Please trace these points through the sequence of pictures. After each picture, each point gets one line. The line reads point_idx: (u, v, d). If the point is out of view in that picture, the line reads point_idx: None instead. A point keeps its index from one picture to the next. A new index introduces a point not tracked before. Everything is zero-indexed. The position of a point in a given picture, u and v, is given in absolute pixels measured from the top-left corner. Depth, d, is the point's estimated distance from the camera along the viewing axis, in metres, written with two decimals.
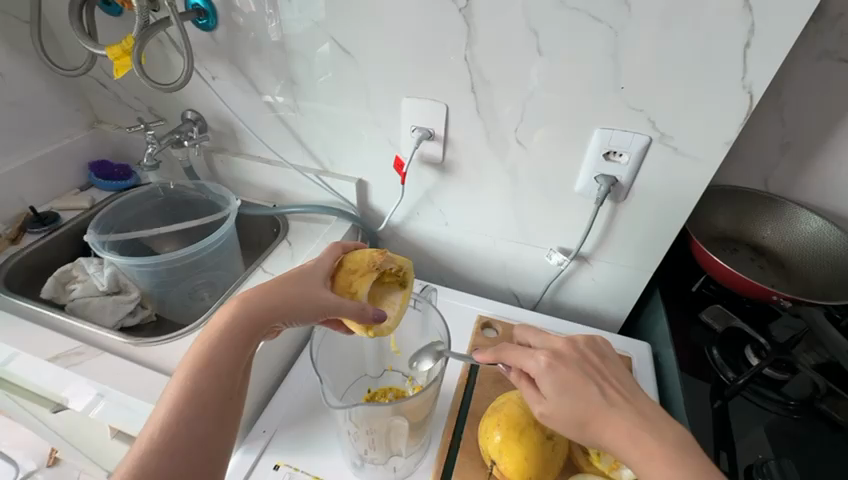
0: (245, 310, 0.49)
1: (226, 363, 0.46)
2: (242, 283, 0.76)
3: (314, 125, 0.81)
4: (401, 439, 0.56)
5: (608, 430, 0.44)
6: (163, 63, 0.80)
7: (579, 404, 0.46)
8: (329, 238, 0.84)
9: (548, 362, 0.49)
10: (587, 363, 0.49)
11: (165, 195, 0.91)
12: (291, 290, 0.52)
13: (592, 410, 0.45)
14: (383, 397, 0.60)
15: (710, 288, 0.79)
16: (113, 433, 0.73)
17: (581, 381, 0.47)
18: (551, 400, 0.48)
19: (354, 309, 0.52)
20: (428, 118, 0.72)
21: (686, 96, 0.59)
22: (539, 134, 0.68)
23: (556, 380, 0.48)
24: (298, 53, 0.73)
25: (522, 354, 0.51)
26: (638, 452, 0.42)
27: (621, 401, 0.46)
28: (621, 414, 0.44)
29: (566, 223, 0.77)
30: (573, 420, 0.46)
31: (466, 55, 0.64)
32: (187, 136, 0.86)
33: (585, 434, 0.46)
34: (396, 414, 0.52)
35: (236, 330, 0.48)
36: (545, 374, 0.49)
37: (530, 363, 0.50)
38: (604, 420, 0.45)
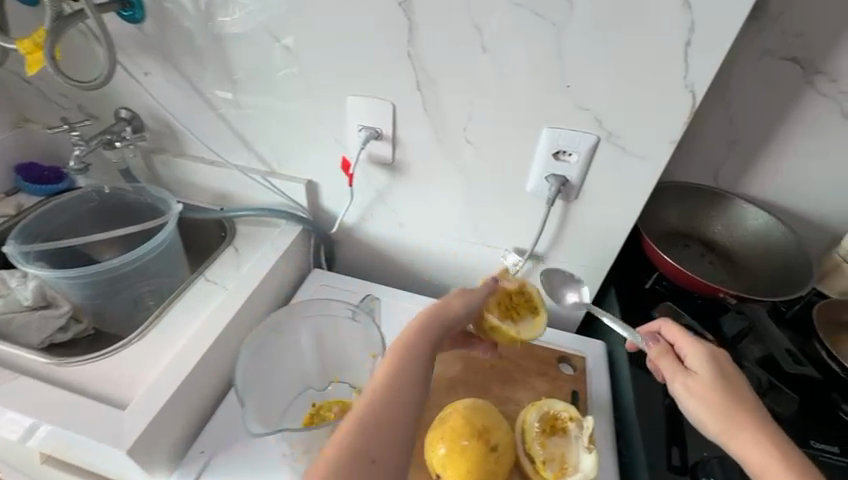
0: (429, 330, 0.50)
1: (406, 389, 0.45)
2: (181, 293, 0.71)
3: (258, 124, 0.77)
4: None
5: (740, 420, 0.47)
6: (87, 57, 0.73)
7: (730, 391, 0.49)
8: (277, 242, 0.80)
9: (714, 353, 0.53)
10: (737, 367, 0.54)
11: (99, 199, 0.85)
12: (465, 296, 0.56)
13: (740, 407, 0.48)
14: (325, 412, 0.57)
15: (663, 285, 0.80)
16: (42, 458, 0.68)
17: (732, 381, 0.50)
18: (695, 375, 0.52)
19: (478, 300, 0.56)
20: (375, 116, 0.69)
21: (629, 94, 0.58)
22: (489, 134, 0.66)
23: (716, 367, 0.52)
24: (235, 48, 0.69)
25: (686, 336, 0.56)
26: (766, 450, 0.45)
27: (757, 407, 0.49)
28: (758, 415, 0.48)
29: (519, 223, 0.76)
30: (711, 399, 0.49)
31: (409, 51, 0.62)
32: (119, 137, 0.80)
33: (728, 421, 0.47)
34: None
35: (420, 350, 0.48)
36: (707, 357, 0.53)
37: (689, 348, 0.55)
38: (748, 424, 0.47)
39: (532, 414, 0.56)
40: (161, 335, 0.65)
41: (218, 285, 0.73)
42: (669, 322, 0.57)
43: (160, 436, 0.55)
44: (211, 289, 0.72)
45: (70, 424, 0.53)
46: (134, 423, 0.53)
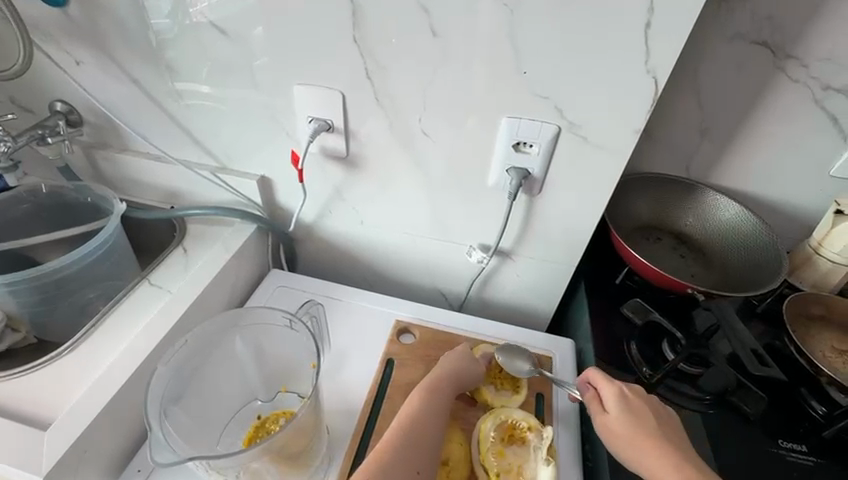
0: (451, 374, 0.57)
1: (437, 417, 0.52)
2: (121, 299, 0.66)
3: (202, 117, 0.72)
4: (280, 473, 0.51)
5: (653, 457, 0.48)
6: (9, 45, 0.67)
7: (642, 430, 0.50)
8: (229, 243, 0.76)
9: (631, 394, 0.55)
10: (658, 404, 0.55)
11: (35, 200, 0.79)
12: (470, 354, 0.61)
13: (648, 436, 0.50)
14: (272, 425, 0.53)
15: (633, 280, 0.77)
16: None
17: (642, 413, 0.52)
18: (612, 416, 0.53)
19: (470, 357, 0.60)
20: (325, 107, 0.65)
21: (589, 81, 0.54)
22: (445, 125, 0.62)
23: (630, 408, 0.53)
24: (171, 35, 0.63)
25: (604, 380, 0.57)
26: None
27: (675, 442, 0.50)
28: (671, 450, 0.48)
29: (483, 218, 0.72)
30: (628, 439, 0.51)
31: (355, 36, 0.57)
32: (52, 132, 0.74)
33: (636, 451, 0.50)
34: (264, 453, 0.47)
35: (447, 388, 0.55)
36: (622, 398, 0.54)
37: (606, 391, 0.55)
38: (653, 451, 0.49)
39: (488, 423, 0.54)
40: (95, 346, 0.60)
41: (162, 290, 0.68)
42: (591, 367, 0.59)
43: (87, 456, 0.51)
44: (154, 294, 0.68)
45: None
46: (55, 445, 0.48)
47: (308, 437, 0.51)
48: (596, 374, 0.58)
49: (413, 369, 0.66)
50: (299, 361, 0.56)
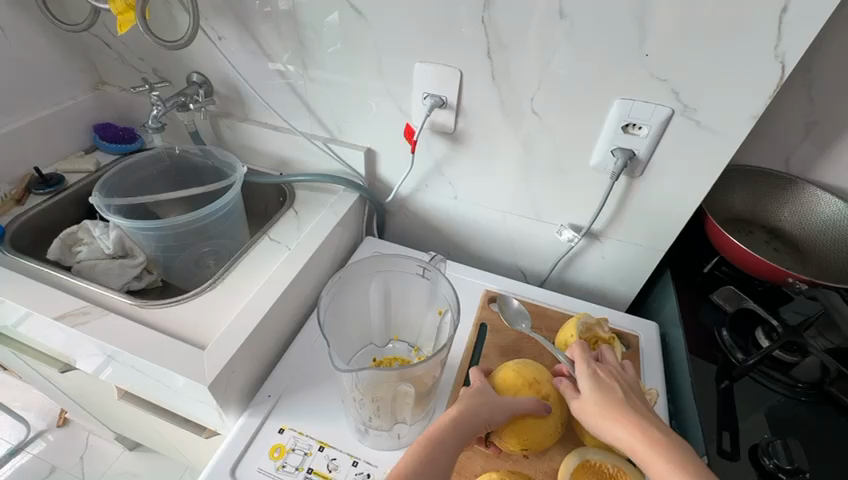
0: (448, 432, 0.48)
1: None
2: (248, 249, 0.75)
3: (322, 91, 0.79)
4: (406, 407, 0.57)
5: (619, 427, 0.48)
6: (168, 21, 0.77)
7: (609, 404, 0.50)
8: (337, 207, 0.82)
9: (600, 371, 0.54)
10: (627, 379, 0.54)
11: (170, 160, 0.90)
12: (481, 402, 0.52)
13: (613, 405, 0.50)
14: (393, 362, 0.62)
15: (722, 271, 0.76)
16: (119, 394, 0.75)
17: (609, 387, 0.52)
18: (584, 395, 0.52)
19: (480, 398, 0.52)
20: (442, 84, 0.69)
21: (713, 65, 0.56)
22: (557, 105, 0.66)
23: (596, 381, 0.53)
24: (308, 15, 0.70)
25: (579, 356, 0.56)
26: (645, 451, 0.46)
27: (642, 411, 0.50)
28: (636, 416, 0.49)
29: (578, 199, 0.75)
30: (598, 411, 0.50)
31: (484, 17, 0.61)
32: (193, 99, 0.84)
33: (605, 419, 0.49)
34: (402, 380, 0.53)
35: (438, 455, 0.47)
36: (595, 376, 0.53)
37: (579, 369, 0.55)
38: (619, 418, 0.49)
39: None
40: (231, 287, 0.69)
41: (281, 246, 0.77)
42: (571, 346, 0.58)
43: (234, 376, 0.59)
44: (275, 248, 0.76)
45: (156, 358, 0.57)
46: (213, 362, 0.57)
47: (433, 377, 0.56)
48: (572, 350, 0.58)
49: (506, 333, 0.70)
50: (420, 313, 0.66)
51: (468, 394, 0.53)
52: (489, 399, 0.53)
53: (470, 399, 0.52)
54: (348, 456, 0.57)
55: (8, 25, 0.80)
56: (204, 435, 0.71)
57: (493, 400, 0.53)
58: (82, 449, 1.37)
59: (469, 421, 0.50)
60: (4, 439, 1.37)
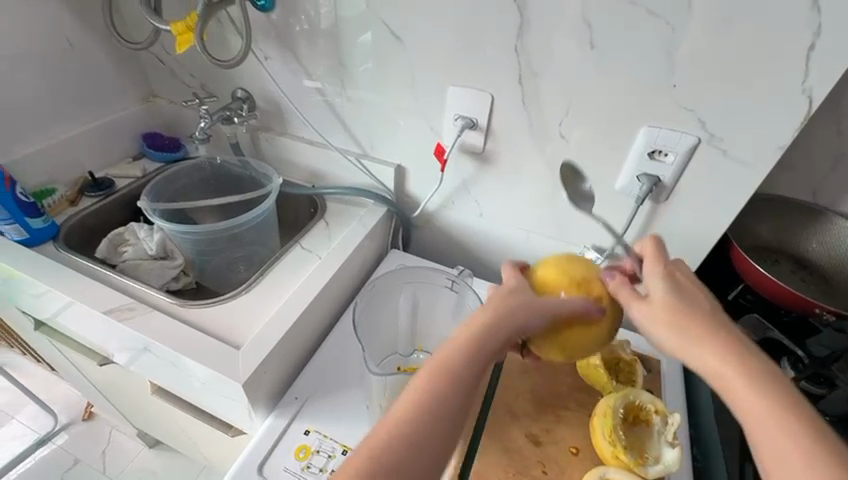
0: (470, 342, 0.43)
1: (441, 405, 0.40)
2: (281, 256, 0.79)
3: (358, 109, 0.83)
4: None
5: (703, 346, 0.41)
6: (223, 41, 0.83)
7: (688, 322, 0.42)
8: (365, 220, 0.85)
9: (675, 281, 0.46)
10: (701, 286, 0.46)
11: (211, 169, 0.96)
12: (513, 310, 0.46)
13: (692, 323, 0.42)
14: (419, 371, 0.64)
15: (747, 299, 0.74)
16: (153, 389, 0.80)
17: (691, 306, 0.44)
18: (655, 304, 0.45)
19: (513, 309, 0.46)
20: (473, 107, 0.73)
21: (740, 97, 0.58)
22: (584, 130, 0.68)
23: (674, 293, 0.45)
24: (349, 39, 0.75)
25: (651, 253, 0.48)
26: (737, 373, 0.38)
27: (726, 328, 0.42)
28: (722, 334, 0.41)
29: (602, 221, 0.77)
30: (675, 328, 0.42)
31: (516, 46, 0.65)
32: (237, 114, 0.90)
33: (684, 336, 0.42)
34: None
35: (460, 369, 0.42)
36: (668, 285, 0.45)
37: (649, 271, 0.47)
38: (703, 340, 0.41)
39: (618, 400, 0.58)
40: (265, 293, 0.72)
41: (312, 254, 0.80)
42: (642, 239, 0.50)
43: (265, 377, 0.62)
44: (306, 256, 0.80)
45: (194, 354, 0.61)
46: (247, 362, 0.60)
47: None
48: (644, 242, 0.50)
49: None
50: (444, 325, 0.68)
51: (499, 298, 0.48)
52: (522, 308, 0.47)
53: (496, 306, 0.46)
54: None
55: (76, 41, 0.88)
56: (231, 433, 0.75)
57: (529, 304, 0.47)
58: (104, 444, 1.41)
59: (493, 336, 0.44)
60: (33, 430, 1.42)
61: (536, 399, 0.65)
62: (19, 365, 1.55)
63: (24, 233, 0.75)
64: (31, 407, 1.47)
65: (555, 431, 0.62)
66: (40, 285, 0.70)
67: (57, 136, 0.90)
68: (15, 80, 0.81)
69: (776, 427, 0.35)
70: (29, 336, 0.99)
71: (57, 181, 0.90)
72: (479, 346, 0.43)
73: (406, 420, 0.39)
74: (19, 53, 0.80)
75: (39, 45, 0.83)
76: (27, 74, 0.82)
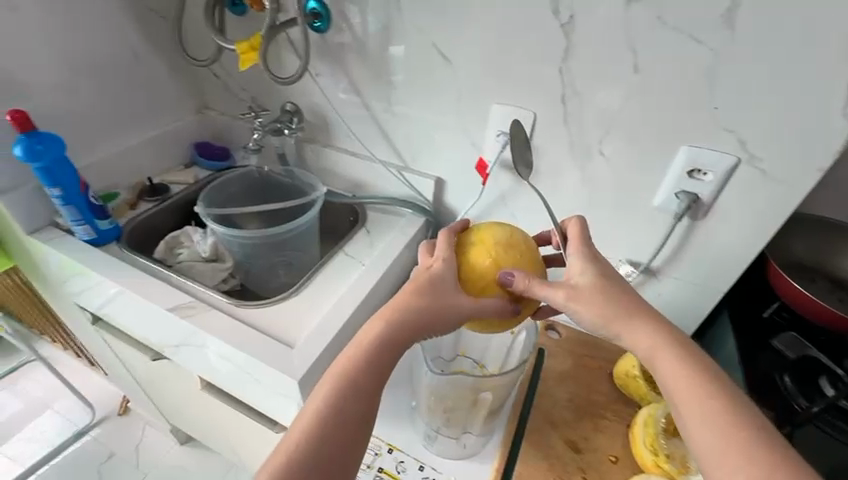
0: (399, 319, 0.52)
1: (371, 371, 0.50)
2: (327, 261, 0.83)
3: (402, 124, 0.87)
4: (476, 419, 0.62)
5: (638, 326, 0.51)
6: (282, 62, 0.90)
7: (614, 306, 0.52)
8: (405, 228, 0.90)
9: (597, 266, 0.55)
10: (612, 270, 0.55)
11: (259, 177, 1.01)
12: (433, 293, 0.54)
13: (620, 308, 0.52)
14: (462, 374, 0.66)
15: (783, 316, 0.76)
16: (203, 385, 0.86)
17: (615, 291, 0.53)
18: (582, 294, 0.53)
19: (435, 289, 0.54)
20: (515, 124, 0.76)
21: (783, 120, 0.59)
22: (624, 148, 0.71)
23: (598, 283, 0.53)
24: (398, 58, 0.80)
25: (574, 247, 0.56)
26: (665, 351, 0.49)
27: (644, 312, 0.52)
28: (650, 319, 0.52)
29: (638, 237, 0.79)
30: (604, 313, 0.52)
31: (561, 67, 0.68)
32: (287, 125, 0.95)
33: (614, 316, 0.51)
34: (477, 390, 0.58)
35: (389, 341, 0.52)
36: (591, 270, 0.54)
37: (573, 255, 0.56)
38: (637, 324, 0.51)
39: (659, 410, 0.62)
40: (313, 296, 0.76)
41: (355, 260, 0.84)
42: (572, 230, 0.57)
43: (315, 376, 0.65)
44: (350, 262, 0.84)
45: (250, 351, 0.65)
46: (300, 360, 0.64)
47: (505, 391, 0.60)
48: (571, 232, 0.58)
49: (563, 359, 0.74)
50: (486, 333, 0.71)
51: (426, 280, 0.55)
52: (442, 291, 0.54)
53: (420, 289, 0.54)
54: (415, 460, 0.62)
55: (141, 56, 0.95)
56: (276, 429, 0.81)
57: (449, 291, 0.54)
58: (137, 439, 1.46)
59: (411, 314, 0.52)
60: (72, 421, 1.48)
61: (574, 407, 0.67)
62: (61, 358, 1.63)
63: (93, 232, 0.82)
64: (71, 400, 1.54)
65: (593, 440, 0.63)
66: (112, 284, 0.76)
67: (120, 144, 0.96)
68: (87, 92, 0.88)
69: (689, 382, 0.46)
70: (84, 330, 1.06)
71: (119, 186, 0.96)
72: (401, 323, 0.52)
73: (346, 380, 0.49)
74: (92, 67, 0.87)
75: (110, 61, 0.90)
76: (98, 87, 0.90)
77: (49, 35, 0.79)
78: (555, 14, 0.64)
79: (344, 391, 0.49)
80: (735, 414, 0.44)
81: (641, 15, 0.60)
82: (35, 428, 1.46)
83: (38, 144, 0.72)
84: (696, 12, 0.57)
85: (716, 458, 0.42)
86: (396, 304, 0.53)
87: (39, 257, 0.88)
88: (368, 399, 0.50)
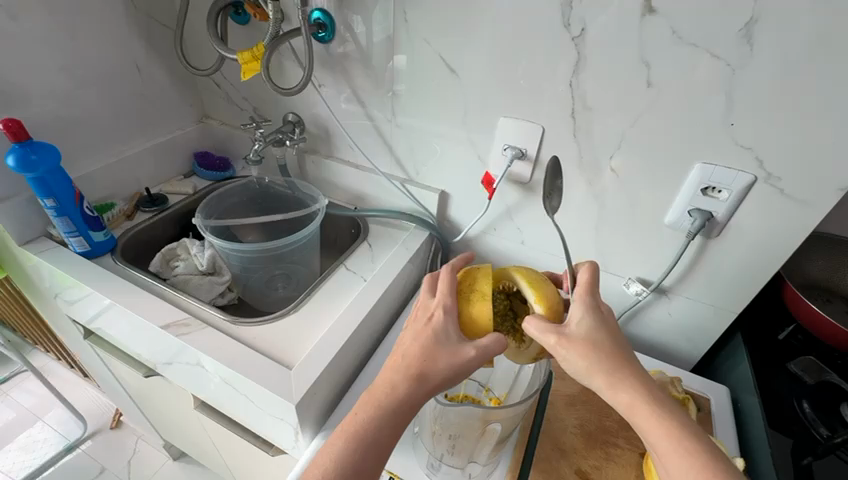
0: (409, 380, 0.50)
1: (381, 429, 0.49)
2: (327, 277, 0.80)
3: (406, 137, 0.86)
4: (483, 448, 0.59)
5: (621, 382, 0.48)
6: (285, 73, 0.89)
7: (604, 361, 0.49)
8: (409, 244, 0.87)
9: (597, 318, 0.52)
10: (614, 323, 0.53)
11: (259, 188, 0.99)
12: (438, 344, 0.51)
13: (607, 364, 0.48)
14: (465, 401, 0.65)
15: (798, 339, 0.75)
16: (196, 403, 0.83)
17: (606, 346, 0.50)
18: (576, 349, 0.49)
19: (440, 341, 0.52)
20: (522, 138, 0.74)
21: (803, 138, 0.57)
22: (635, 164, 0.69)
23: (591, 336, 0.50)
24: (404, 70, 0.78)
25: (580, 297, 0.54)
26: (647, 413, 0.47)
27: (630, 370, 0.49)
28: (635, 376, 0.49)
29: (649, 255, 0.77)
30: (590, 368, 0.48)
31: (571, 81, 0.66)
32: (289, 136, 0.94)
33: (600, 372, 0.48)
34: (485, 421, 0.55)
35: (399, 401, 0.50)
36: (590, 321, 0.51)
37: (576, 303, 0.53)
38: (622, 381, 0.48)
39: None
40: (313, 312, 0.74)
41: (357, 276, 0.82)
42: (582, 278, 0.55)
43: (314, 398, 0.63)
44: (352, 278, 0.81)
45: (246, 372, 0.62)
46: (299, 381, 0.61)
47: (515, 420, 0.57)
48: (582, 278, 0.56)
49: (571, 383, 0.72)
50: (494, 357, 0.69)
51: (431, 331, 0.52)
52: (445, 344, 0.51)
53: (426, 344, 0.51)
54: None
55: (143, 65, 0.94)
56: (271, 452, 0.78)
57: (454, 343, 0.51)
58: (130, 452, 1.42)
59: (418, 370, 0.50)
60: (64, 434, 1.44)
61: (584, 434, 0.65)
62: (54, 368, 1.60)
63: (86, 244, 0.79)
64: (64, 411, 1.50)
65: (604, 469, 0.61)
66: (104, 298, 0.73)
67: (118, 153, 0.94)
68: (86, 101, 0.86)
69: (671, 445, 0.44)
70: (76, 343, 1.03)
71: (116, 196, 0.94)
72: (411, 384, 0.50)
73: (357, 435, 0.48)
74: (91, 75, 0.86)
75: (112, 70, 0.89)
76: (98, 95, 0.88)
77: (48, 42, 0.77)
78: (566, 27, 0.63)
79: (356, 444, 0.48)
80: (715, 473, 0.42)
81: (657, 27, 0.58)
82: (25, 440, 1.42)
83: (32, 154, 0.70)
84: (715, 26, 0.55)
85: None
86: (407, 364, 0.51)
87: (31, 268, 0.85)
88: (378, 457, 0.48)
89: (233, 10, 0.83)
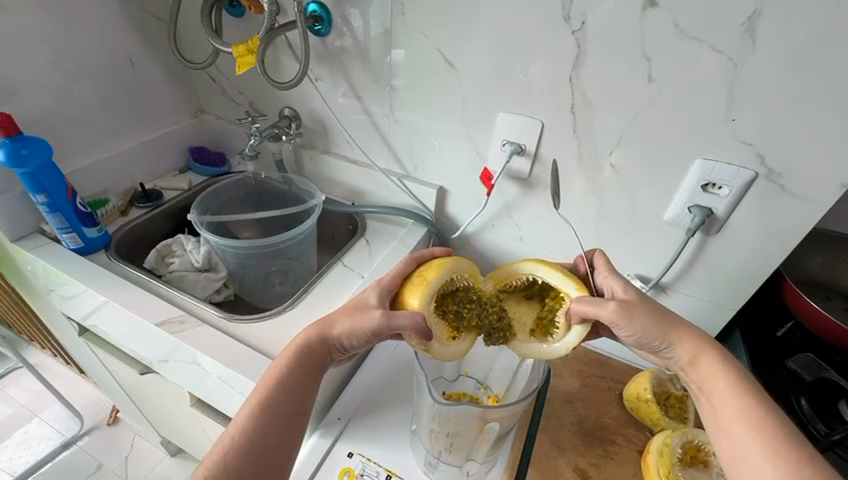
0: (319, 334, 0.55)
1: (293, 377, 0.52)
2: (324, 274, 0.80)
3: (403, 132, 0.85)
4: (481, 447, 0.59)
5: (682, 335, 0.51)
6: (281, 67, 0.88)
7: (664, 319, 0.51)
8: (406, 240, 0.86)
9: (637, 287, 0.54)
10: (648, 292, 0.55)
11: (255, 184, 0.98)
12: (352, 309, 0.56)
13: (671, 320, 0.51)
14: (463, 399, 0.65)
15: (796, 336, 0.75)
16: (194, 400, 0.83)
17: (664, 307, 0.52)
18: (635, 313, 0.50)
19: (354, 306, 0.56)
20: (521, 133, 0.74)
21: (805, 135, 0.56)
22: (635, 160, 0.68)
23: (645, 299, 0.52)
24: (402, 64, 0.77)
25: (611, 273, 0.56)
26: (706, 361, 0.50)
27: (688, 326, 0.52)
28: (692, 331, 0.52)
29: (647, 252, 0.76)
30: (654, 325, 0.50)
31: (572, 76, 0.66)
32: (285, 132, 0.93)
33: (663, 327, 0.51)
34: (481, 419, 0.54)
35: (304, 348, 0.54)
36: (633, 289, 0.53)
37: (609, 279, 0.55)
38: (685, 333, 0.51)
39: (675, 439, 0.57)
40: (309, 309, 0.73)
41: (354, 272, 0.81)
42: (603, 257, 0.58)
43: None
44: (348, 274, 0.81)
45: (242, 370, 0.61)
46: None
47: (513, 419, 0.57)
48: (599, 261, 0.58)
49: (569, 380, 0.72)
50: (492, 355, 0.68)
51: (348, 301, 0.58)
52: (358, 309, 0.55)
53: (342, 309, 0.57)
54: None
55: (136, 59, 0.92)
56: None
57: (366, 308, 0.55)
58: (127, 449, 1.42)
59: (328, 326, 0.55)
60: (60, 431, 1.43)
61: (582, 431, 0.65)
62: (50, 364, 1.59)
63: (79, 240, 0.78)
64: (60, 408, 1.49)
65: (602, 467, 0.60)
66: (97, 296, 0.72)
67: (112, 148, 0.93)
68: (78, 95, 0.85)
69: (727, 386, 0.48)
70: (70, 339, 1.02)
71: (111, 192, 0.93)
72: (313, 333, 0.55)
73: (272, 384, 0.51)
74: (84, 69, 0.84)
75: (104, 63, 0.87)
76: (90, 89, 0.86)
77: (38, 35, 0.76)
78: (567, 21, 0.62)
79: (271, 392, 0.50)
80: (765, 414, 0.45)
81: (659, 21, 0.57)
82: (21, 436, 1.41)
83: (23, 148, 0.68)
84: (718, 21, 0.54)
85: (748, 453, 0.43)
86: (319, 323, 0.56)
87: (23, 264, 0.84)
88: (291, 404, 0.50)
89: (228, 3, 0.82)
